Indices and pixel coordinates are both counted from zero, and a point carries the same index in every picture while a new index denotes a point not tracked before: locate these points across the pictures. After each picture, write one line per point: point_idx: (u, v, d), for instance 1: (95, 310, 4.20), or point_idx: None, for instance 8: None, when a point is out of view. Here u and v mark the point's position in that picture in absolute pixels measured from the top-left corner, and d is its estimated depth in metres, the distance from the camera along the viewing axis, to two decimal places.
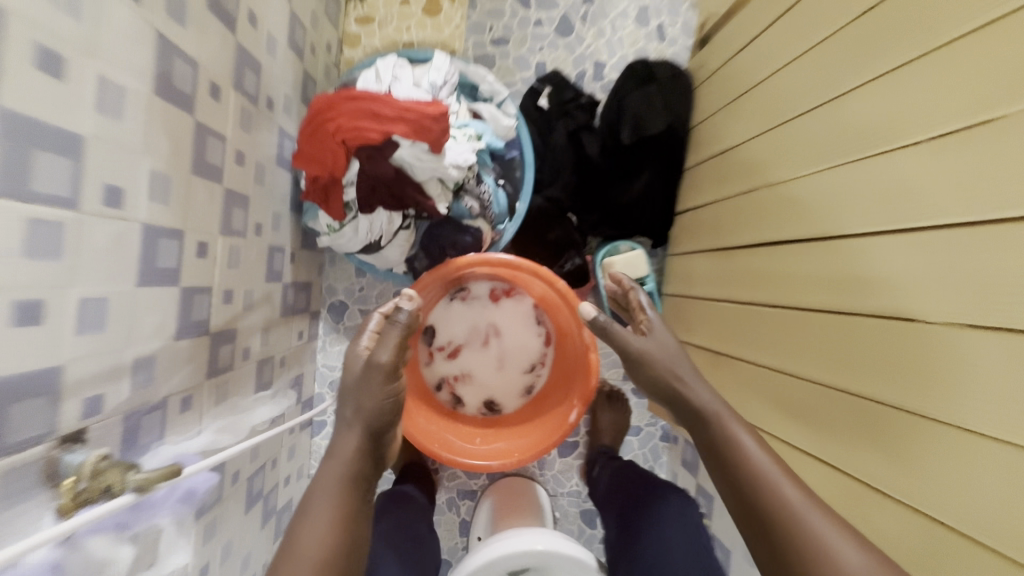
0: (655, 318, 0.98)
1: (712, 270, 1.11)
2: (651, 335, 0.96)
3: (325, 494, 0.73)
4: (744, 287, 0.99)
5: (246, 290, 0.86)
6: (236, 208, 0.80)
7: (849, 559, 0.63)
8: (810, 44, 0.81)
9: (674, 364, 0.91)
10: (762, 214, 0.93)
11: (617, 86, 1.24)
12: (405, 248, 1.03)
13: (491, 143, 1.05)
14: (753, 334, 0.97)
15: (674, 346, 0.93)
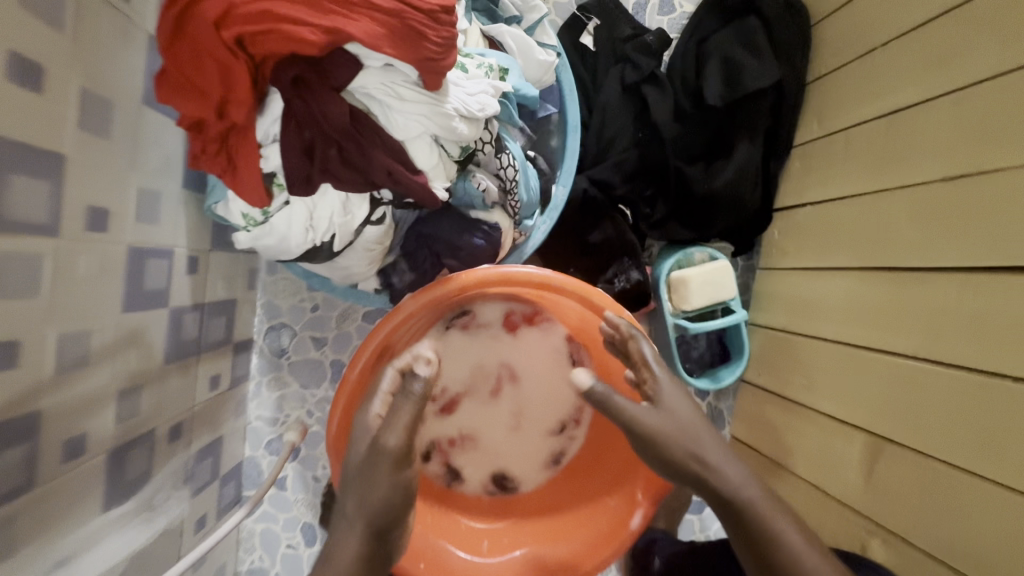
0: (664, 372, 0.57)
1: (833, 292, 0.70)
2: (658, 405, 0.55)
3: None
4: (909, 328, 0.58)
5: (63, 336, 0.45)
6: (16, 180, 0.39)
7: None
8: None
9: (691, 440, 0.54)
10: (983, 215, 0.52)
11: (696, 20, 0.84)
12: (373, 254, 0.63)
13: (520, 89, 0.64)
14: (929, 414, 0.55)
15: (704, 429, 0.55)
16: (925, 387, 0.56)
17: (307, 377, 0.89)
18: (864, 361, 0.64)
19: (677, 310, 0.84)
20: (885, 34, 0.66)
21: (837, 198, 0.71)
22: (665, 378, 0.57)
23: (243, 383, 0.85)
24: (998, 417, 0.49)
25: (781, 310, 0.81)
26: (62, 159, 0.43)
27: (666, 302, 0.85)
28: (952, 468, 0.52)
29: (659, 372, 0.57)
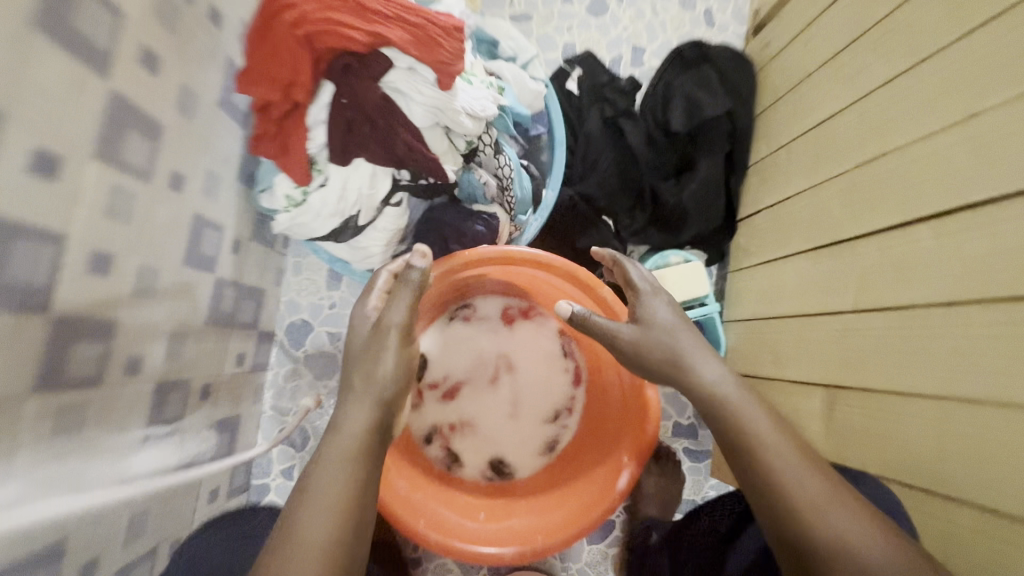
0: (656, 293, 0.68)
1: (788, 274, 0.80)
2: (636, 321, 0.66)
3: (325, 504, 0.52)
4: (846, 286, 0.68)
5: (141, 265, 0.56)
6: (132, 133, 0.52)
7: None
8: None
9: (665, 339, 0.64)
10: (886, 185, 0.64)
11: (661, 71, 1.02)
12: (391, 235, 0.75)
13: (514, 107, 0.80)
14: (865, 354, 0.63)
15: (682, 338, 0.64)
16: (858, 332, 0.65)
17: (320, 370, 0.96)
18: (813, 324, 0.73)
19: None
20: (805, 74, 0.83)
21: (787, 199, 0.83)
22: (655, 298, 0.67)
23: (262, 371, 0.92)
24: (914, 338, 0.57)
25: (750, 300, 0.90)
26: (160, 128, 0.56)
27: None
28: (887, 395, 0.60)
29: (643, 290, 0.68)
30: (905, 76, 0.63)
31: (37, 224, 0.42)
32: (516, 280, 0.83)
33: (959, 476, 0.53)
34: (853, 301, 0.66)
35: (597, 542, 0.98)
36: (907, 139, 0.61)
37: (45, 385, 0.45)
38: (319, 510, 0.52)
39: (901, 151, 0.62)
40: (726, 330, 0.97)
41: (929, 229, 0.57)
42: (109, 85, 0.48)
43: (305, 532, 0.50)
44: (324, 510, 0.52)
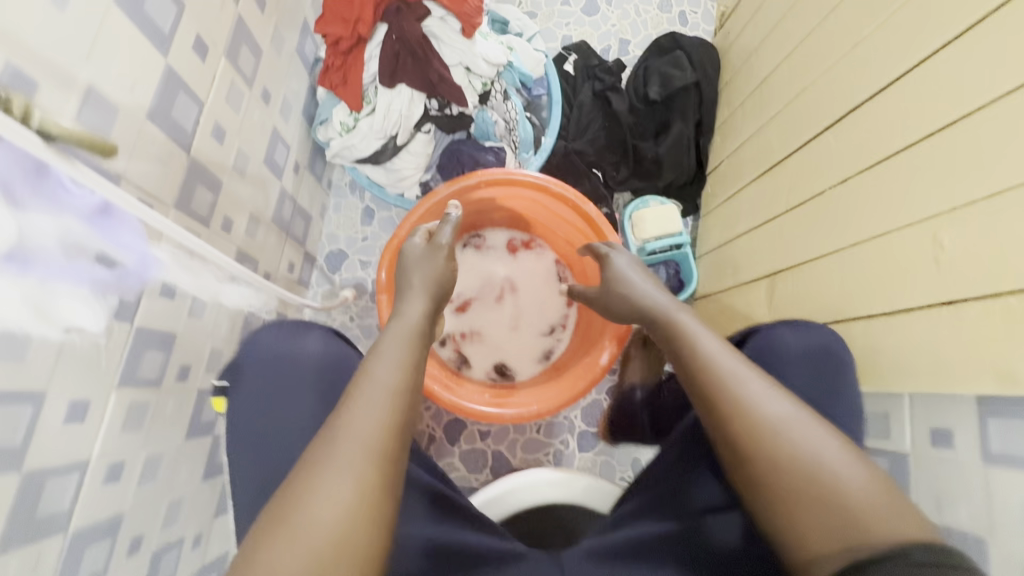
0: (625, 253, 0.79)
1: (742, 201, 0.98)
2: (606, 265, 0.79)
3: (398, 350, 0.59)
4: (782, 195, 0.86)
5: (239, 147, 0.74)
6: (244, 47, 0.72)
7: (828, 457, 0.50)
8: None
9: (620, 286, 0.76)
10: (806, 112, 0.82)
11: (643, 57, 1.23)
12: (420, 159, 0.94)
13: (517, 67, 1.00)
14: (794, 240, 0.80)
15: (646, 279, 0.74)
16: (788, 225, 0.82)
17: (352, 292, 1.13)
18: (758, 233, 0.91)
19: (640, 241, 1.12)
20: (752, 49, 1.05)
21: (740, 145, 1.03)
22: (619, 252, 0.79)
23: (305, 288, 1.10)
24: (822, 216, 0.75)
25: (714, 232, 1.09)
26: (260, 52, 0.77)
27: (631, 236, 1.12)
28: (809, 264, 0.77)
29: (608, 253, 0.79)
30: (816, 30, 0.83)
31: (192, 87, 0.62)
32: (519, 206, 1.01)
33: (851, 302, 0.69)
34: (786, 203, 0.84)
35: (587, 450, 1.11)
36: (817, 74, 0.81)
37: (180, 204, 0.63)
38: (391, 359, 0.57)
39: (814, 84, 0.81)
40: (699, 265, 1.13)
41: (831, 133, 0.75)
42: (236, 9, 0.69)
43: (381, 370, 0.56)
44: (396, 362, 0.57)
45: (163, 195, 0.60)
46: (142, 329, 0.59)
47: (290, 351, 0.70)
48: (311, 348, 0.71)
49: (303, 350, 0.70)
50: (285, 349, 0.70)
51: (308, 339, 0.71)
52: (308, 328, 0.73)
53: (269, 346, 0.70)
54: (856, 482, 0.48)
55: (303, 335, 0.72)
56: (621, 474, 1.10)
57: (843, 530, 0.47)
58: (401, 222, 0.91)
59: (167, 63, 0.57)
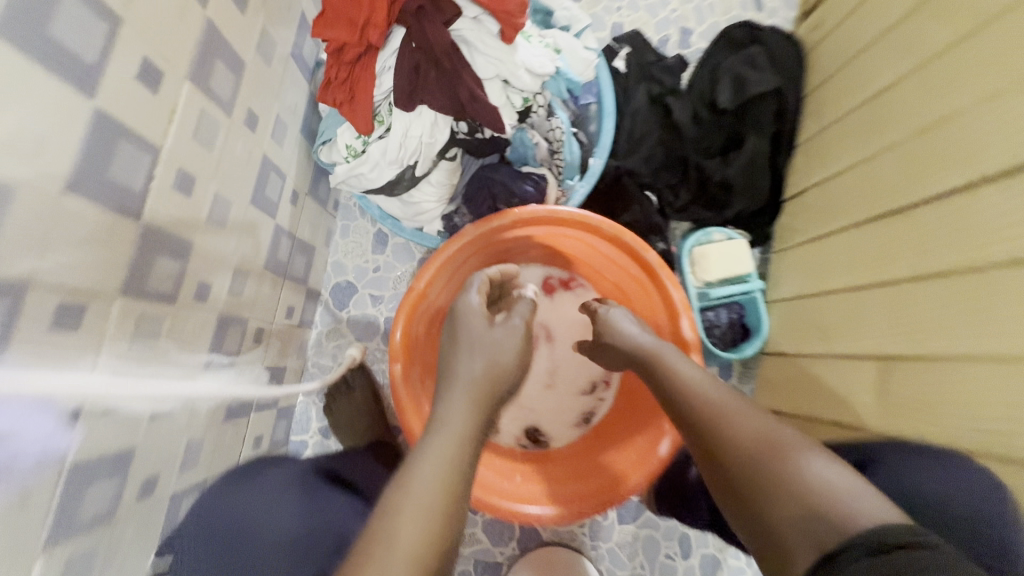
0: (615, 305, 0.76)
1: (837, 247, 0.80)
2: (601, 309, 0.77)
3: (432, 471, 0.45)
4: (905, 254, 0.67)
5: (216, 194, 0.58)
6: (218, 64, 0.54)
7: (810, 463, 0.48)
8: None
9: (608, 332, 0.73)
10: (946, 150, 0.63)
11: (708, 52, 1.02)
12: (444, 191, 0.77)
13: (566, 73, 0.80)
14: (926, 319, 0.63)
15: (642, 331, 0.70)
16: (918, 299, 0.64)
17: (362, 331, 0.98)
18: (865, 299, 0.72)
19: (701, 282, 0.94)
20: (855, 50, 0.83)
21: (835, 174, 0.83)
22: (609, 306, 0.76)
23: (308, 328, 0.95)
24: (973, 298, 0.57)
25: (796, 277, 0.89)
26: (243, 66, 0.59)
27: (690, 275, 0.95)
28: (948, 358, 0.59)
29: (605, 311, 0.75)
30: (969, 39, 0.62)
31: (138, 130, 0.45)
32: (560, 246, 0.83)
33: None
34: (911, 266, 0.66)
35: (629, 523, 0.96)
36: (970, 100, 0.61)
37: (129, 289, 0.47)
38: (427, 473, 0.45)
39: (965, 112, 0.61)
40: (770, 310, 0.95)
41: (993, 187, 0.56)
42: (205, 12, 0.51)
43: (412, 486, 0.44)
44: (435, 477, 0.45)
45: (101, 286, 0.44)
46: (81, 464, 0.44)
47: (252, 521, 0.59)
48: (282, 524, 0.59)
49: (274, 526, 0.59)
50: (249, 522, 0.59)
51: (281, 510, 0.60)
52: (287, 491, 0.63)
53: (215, 515, 0.59)
54: (856, 502, 0.43)
55: (272, 503, 0.61)
56: (666, 551, 0.95)
57: (819, 518, 0.44)
58: (419, 273, 0.74)
59: (94, 106, 0.40)
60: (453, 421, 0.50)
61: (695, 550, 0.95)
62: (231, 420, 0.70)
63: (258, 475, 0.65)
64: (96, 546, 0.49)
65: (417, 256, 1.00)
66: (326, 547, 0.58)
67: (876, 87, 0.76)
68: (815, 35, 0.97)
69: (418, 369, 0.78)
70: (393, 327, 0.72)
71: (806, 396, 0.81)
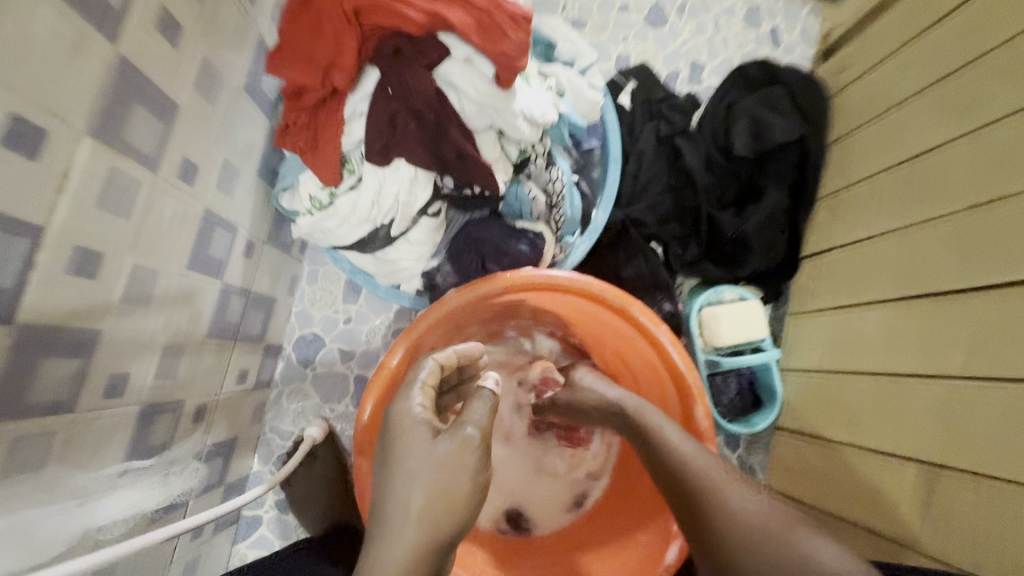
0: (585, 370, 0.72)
1: (868, 324, 0.71)
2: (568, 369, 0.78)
3: None
4: (954, 348, 0.58)
5: (136, 267, 0.47)
6: (138, 110, 0.43)
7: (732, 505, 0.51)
8: None
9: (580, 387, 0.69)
10: (1012, 233, 0.54)
11: (722, 90, 0.93)
12: (423, 249, 0.66)
13: (569, 115, 0.72)
14: (977, 427, 0.54)
15: (613, 388, 0.67)
16: (970, 403, 0.55)
17: (328, 391, 0.87)
18: (905, 391, 0.63)
19: (710, 348, 0.84)
20: (892, 102, 0.75)
21: (866, 239, 0.74)
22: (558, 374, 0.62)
23: (265, 389, 0.83)
24: None
25: (815, 346, 0.81)
26: (175, 108, 0.48)
27: (699, 339, 0.85)
28: (1009, 483, 0.50)
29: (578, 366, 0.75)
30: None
31: (8, 211, 0.33)
32: (556, 311, 0.73)
33: None
34: (961, 364, 0.57)
35: None
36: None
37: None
38: None
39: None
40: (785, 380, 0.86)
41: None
42: (116, 50, 0.40)
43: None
44: None
45: None
46: None
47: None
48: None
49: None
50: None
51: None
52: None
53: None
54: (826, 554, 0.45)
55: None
56: None
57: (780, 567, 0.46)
58: (393, 348, 0.63)
59: None
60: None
61: None
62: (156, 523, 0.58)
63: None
64: None
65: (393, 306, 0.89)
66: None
67: (922, 146, 0.68)
68: (840, 78, 0.88)
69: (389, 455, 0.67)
70: (359, 413, 0.61)
71: (830, 489, 0.72)
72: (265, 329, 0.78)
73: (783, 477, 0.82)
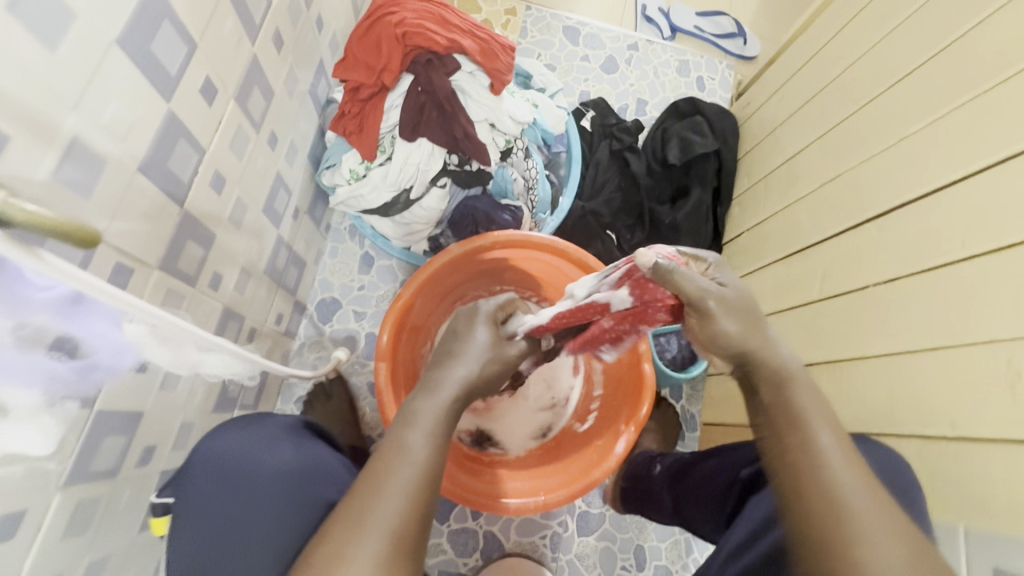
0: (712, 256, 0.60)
1: (768, 280, 0.94)
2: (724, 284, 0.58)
3: (416, 437, 0.51)
4: (816, 282, 0.81)
5: (238, 198, 0.67)
6: (255, 90, 0.65)
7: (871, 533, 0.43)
8: (880, 38, 0.80)
9: (719, 272, 0.59)
10: (843, 199, 0.80)
11: (660, 118, 1.21)
12: (433, 214, 0.86)
13: (541, 124, 0.96)
14: (828, 332, 0.76)
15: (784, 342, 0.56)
16: (824, 316, 0.78)
17: (342, 345, 1.04)
18: (791, 320, 0.85)
19: None
20: (777, 125, 1.03)
21: (763, 221, 1.00)
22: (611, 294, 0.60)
23: (292, 338, 1.00)
24: (863, 313, 0.71)
25: None
26: (272, 94, 0.70)
27: None
28: (846, 363, 0.72)
29: (717, 257, 0.60)
30: (857, 115, 0.81)
31: (194, 133, 0.54)
32: (528, 270, 0.94)
33: (897, 417, 0.63)
34: (819, 291, 0.80)
35: (588, 535, 1.02)
36: (857, 162, 0.79)
37: (164, 264, 0.55)
38: (423, 432, 0.52)
39: (855, 172, 0.79)
40: None
41: (874, 225, 0.72)
42: (253, 48, 0.62)
43: (411, 442, 0.51)
44: (430, 433, 0.52)
45: (145, 256, 0.51)
46: (104, 412, 0.50)
47: (251, 462, 0.55)
48: (277, 458, 0.55)
49: (267, 462, 0.55)
50: (244, 460, 0.55)
51: (276, 450, 0.56)
52: (280, 438, 0.58)
53: (221, 449, 0.55)
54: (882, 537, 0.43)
55: (271, 441, 0.57)
56: (621, 563, 1.01)
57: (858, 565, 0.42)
58: (407, 286, 0.83)
59: (168, 108, 0.49)
60: (441, 392, 0.55)
61: (649, 562, 1.01)
62: (219, 410, 0.74)
63: (256, 420, 0.60)
64: (98, 498, 0.53)
65: (399, 277, 1.09)
66: (332, 485, 0.55)
67: (794, 150, 0.95)
68: (746, 111, 1.18)
69: (400, 376, 0.85)
70: (381, 333, 0.80)
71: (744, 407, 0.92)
72: (297, 285, 0.97)
73: (714, 411, 1.03)
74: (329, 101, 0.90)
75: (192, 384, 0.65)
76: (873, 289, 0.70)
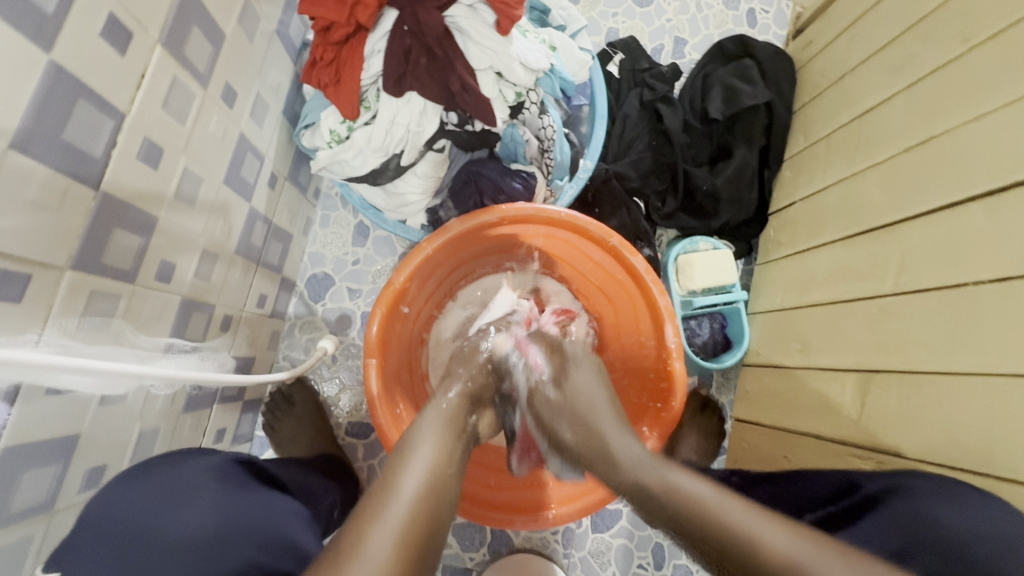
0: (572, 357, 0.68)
1: (825, 264, 0.80)
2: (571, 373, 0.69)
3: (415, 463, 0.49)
4: (892, 270, 0.67)
5: (186, 170, 0.55)
6: (195, 31, 0.51)
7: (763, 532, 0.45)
8: None
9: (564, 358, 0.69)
10: (935, 169, 0.64)
11: (701, 62, 1.02)
12: (429, 183, 0.74)
13: (560, 71, 0.80)
14: (904, 335, 0.63)
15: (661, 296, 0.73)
16: (901, 315, 0.64)
17: (336, 325, 0.94)
18: (852, 317, 0.72)
19: (686, 291, 0.92)
20: (847, 70, 0.84)
21: (820, 189, 0.84)
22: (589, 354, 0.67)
23: (281, 318, 0.91)
24: (957, 318, 0.57)
25: (778, 291, 0.91)
26: (222, 36, 0.55)
27: (675, 283, 0.93)
28: (926, 376, 0.59)
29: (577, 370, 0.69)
30: (963, 59, 0.64)
31: (101, 91, 0.42)
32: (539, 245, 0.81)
33: (997, 455, 0.51)
34: (899, 282, 0.66)
35: (603, 531, 0.94)
36: (960, 121, 0.62)
37: (84, 263, 0.44)
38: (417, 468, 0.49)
39: (958, 133, 0.62)
40: (754, 322, 0.95)
41: (981, 208, 0.57)
42: None
43: (403, 485, 0.47)
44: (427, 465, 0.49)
45: (51, 256, 0.41)
46: (14, 449, 0.41)
47: (157, 522, 0.47)
48: (188, 520, 0.48)
49: (178, 526, 0.47)
50: (153, 521, 0.47)
51: (189, 508, 0.49)
52: (198, 488, 0.51)
53: (120, 510, 0.47)
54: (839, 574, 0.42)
55: (188, 495, 0.50)
56: (638, 561, 0.94)
57: None
58: (397, 269, 0.70)
59: (50, 59, 0.37)
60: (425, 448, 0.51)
61: (668, 560, 0.94)
62: (190, 412, 0.66)
63: (176, 464, 0.54)
64: (30, 537, 0.46)
65: (398, 250, 0.97)
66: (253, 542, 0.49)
67: (869, 103, 0.78)
68: (808, 52, 0.98)
69: (391, 369, 0.75)
70: (372, 315, 0.69)
71: (789, 407, 0.81)
72: (280, 262, 0.86)
73: (750, 407, 0.91)
74: (306, 44, 0.75)
75: (146, 394, 0.55)
76: (976, 290, 0.56)
